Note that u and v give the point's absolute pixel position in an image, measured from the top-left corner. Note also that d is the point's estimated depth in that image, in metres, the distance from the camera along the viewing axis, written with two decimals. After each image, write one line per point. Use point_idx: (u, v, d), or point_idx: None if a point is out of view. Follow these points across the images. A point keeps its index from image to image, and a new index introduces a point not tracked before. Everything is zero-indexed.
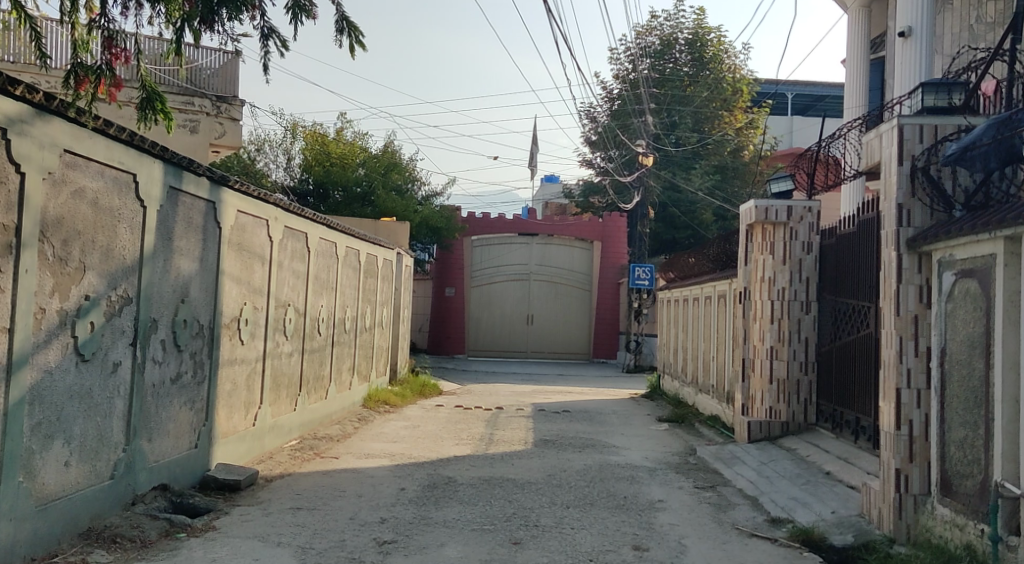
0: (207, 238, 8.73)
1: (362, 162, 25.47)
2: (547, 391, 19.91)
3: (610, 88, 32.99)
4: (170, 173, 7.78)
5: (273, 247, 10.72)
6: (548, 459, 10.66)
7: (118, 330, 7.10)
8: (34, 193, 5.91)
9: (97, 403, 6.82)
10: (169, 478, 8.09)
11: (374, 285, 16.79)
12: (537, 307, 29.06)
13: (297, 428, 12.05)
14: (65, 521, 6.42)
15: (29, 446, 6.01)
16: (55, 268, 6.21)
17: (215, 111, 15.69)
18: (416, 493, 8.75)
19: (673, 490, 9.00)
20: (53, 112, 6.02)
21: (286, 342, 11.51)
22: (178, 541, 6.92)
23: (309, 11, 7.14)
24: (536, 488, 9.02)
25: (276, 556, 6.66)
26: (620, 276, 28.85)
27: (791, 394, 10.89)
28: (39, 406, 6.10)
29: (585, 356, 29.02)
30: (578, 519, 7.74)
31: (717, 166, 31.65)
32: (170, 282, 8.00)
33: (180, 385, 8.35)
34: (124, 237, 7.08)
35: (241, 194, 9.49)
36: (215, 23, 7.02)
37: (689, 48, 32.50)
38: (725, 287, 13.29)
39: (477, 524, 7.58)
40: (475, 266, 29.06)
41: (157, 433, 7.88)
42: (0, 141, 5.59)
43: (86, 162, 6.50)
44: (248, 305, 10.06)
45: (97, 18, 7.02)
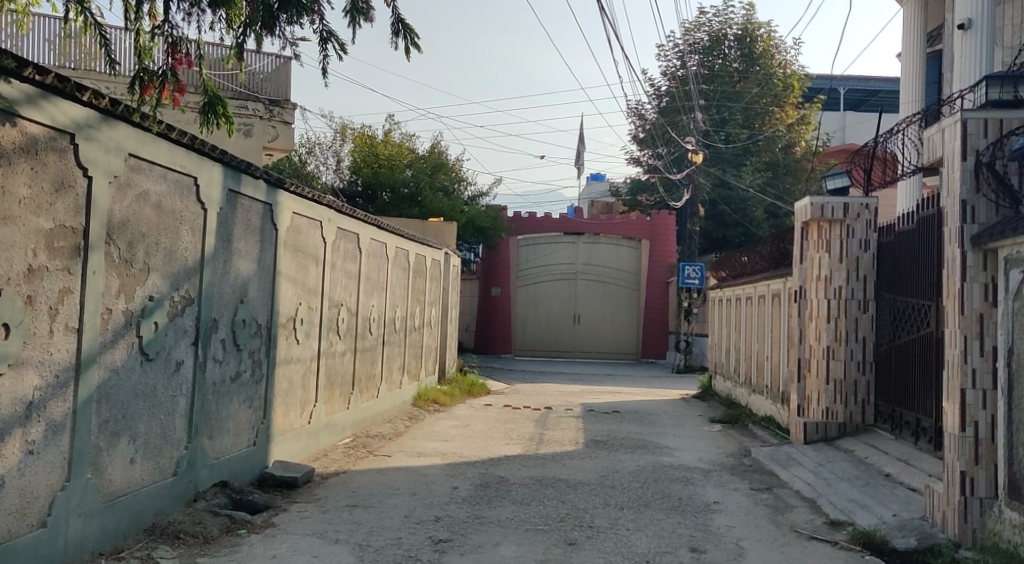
0: (265, 239, 8.88)
1: (410, 164, 25.75)
2: (596, 392, 19.80)
3: (659, 85, 32.90)
4: (229, 177, 7.91)
5: (327, 248, 10.86)
6: (600, 460, 10.66)
7: (180, 330, 7.25)
8: (100, 196, 6.04)
9: (161, 401, 6.97)
10: (228, 475, 8.24)
11: (423, 285, 16.91)
12: (584, 306, 29.03)
13: (351, 425, 12.19)
14: (131, 516, 6.58)
15: (96, 442, 6.16)
16: (121, 270, 6.36)
17: (268, 114, 15.93)
18: (470, 493, 8.79)
19: (729, 492, 8.96)
20: (119, 117, 6.15)
21: (339, 341, 11.63)
22: (240, 537, 7.04)
23: (368, 13, 6.92)
24: (590, 488, 9.02)
25: (335, 553, 6.75)
26: (669, 275, 28.71)
27: (847, 394, 10.76)
28: (106, 404, 6.25)
29: (634, 356, 28.90)
30: (633, 521, 7.73)
31: (768, 162, 31.28)
32: (229, 283, 8.15)
33: (239, 384, 8.49)
34: (186, 240, 7.23)
35: (297, 195, 9.65)
36: (277, 29, 6.76)
37: (739, 44, 32.25)
38: (779, 286, 13.17)
39: (532, 523, 7.61)
40: (521, 266, 29.09)
41: (217, 431, 8.03)
42: (69, 146, 5.71)
43: (150, 166, 6.65)
44: (303, 304, 10.21)
45: (158, 25, 6.95)
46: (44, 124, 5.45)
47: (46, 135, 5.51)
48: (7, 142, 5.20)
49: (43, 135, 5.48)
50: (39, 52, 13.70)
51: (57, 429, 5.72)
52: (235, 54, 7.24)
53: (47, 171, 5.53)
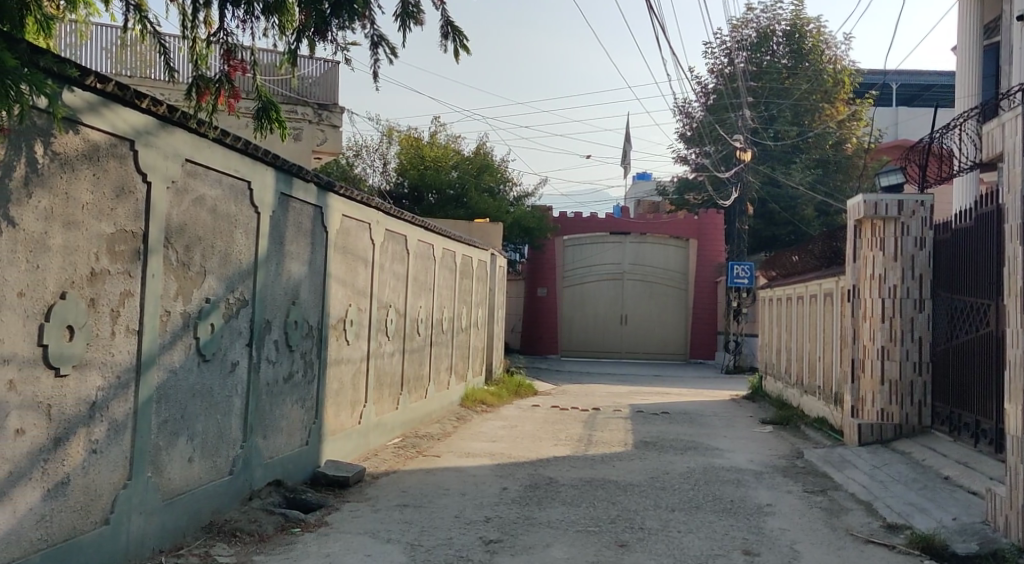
0: (316, 241, 9.00)
1: (456, 165, 25.91)
2: (645, 393, 19.71)
3: (706, 82, 32.73)
4: (281, 180, 8.04)
5: (376, 250, 10.98)
6: (650, 461, 10.65)
7: (236, 332, 7.39)
8: (159, 201, 6.16)
9: (217, 401, 7.10)
10: (282, 475, 8.36)
11: (470, 287, 17.00)
12: (631, 307, 28.94)
13: (400, 425, 12.29)
14: (189, 515, 6.71)
15: (157, 442, 6.29)
16: (178, 273, 6.50)
17: (317, 118, 16.12)
18: (519, 493, 8.84)
19: (782, 494, 8.89)
20: (176, 123, 6.26)
21: (387, 342, 11.73)
22: (294, 536, 7.15)
23: (418, 18, 6.75)
24: (640, 490, 9.02)
25: (388, 552, 6.83)
26: (717, 274, 28.53)
27: (903, 395, 10.61)
28: (165, 404, 6.39)
29: (682, 357, 28.77)
30: (684, 523, 7.71)
31: (819, 159, 30.93)
32: (282, 284, 8.28)
33: (292, 384, 8.62)
34: (240, 243, 7.36)
35: (346, 198, 9.78)
36: (329, 33, 6.64)
37: (787, 40, 32.03)
38: (832, 285, 13.03)
39: (582, 525, 7.63)
40: (568, 266, 29.05)
41: (271, 430, 8.15)
42: (129, 152, 5.82)
43: (206, 171, 6.78)
44: (353, 306, 10.33)
45: (215, 32, 6.99)
46: (105, 131, 5.54)
47: (107, 142, 5.60)
48: (71, 149, 5.29)
49: (105, 142, 5.58)
50: (98, 60, 13.96)
51: (119, 428, 5.85)
52: (289, 59, 7.29)
53: (108, 177, 5.62)
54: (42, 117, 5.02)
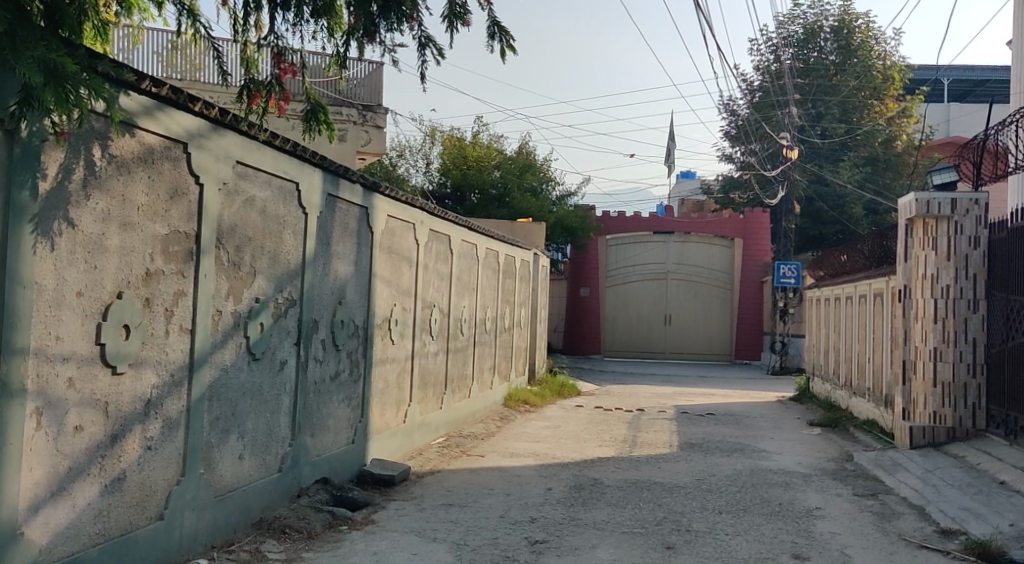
0: (362, 241, 9.09)
1: (498, 165, 25.97)
2: (689, 394, 19.61)
3: (752, 80, 32.49)
4: (329, 181, 8.14)
5: (420, 250, 11.05)
6: (696, 463, 10.61)
7: (284, 331, 7.50)
8: (211, 203, 6.27)
9: (267, 399, 7.20)
10: (329, 472, 8.46)
11: (514, 287, 17.04)
12: (675, 307, 28.79)
13: (444, 425, 12.36)
14: (240, 512, 6.82)
15: (208, 439, 6.40)
16: (230, 273, 6.61)
17: (362, 119, 16.28)
18: (564, 494, 8.86)
19: (832, 498, 8.81)
20: (227, 126, 6.36)
21: (431, 342, 11.79)
22: (342, 533, 7.24)
23: (466, 18, 6.54)
24: (687, 492, 8.98)
25: (434, 551, 6.88)
26: (763, 274, 28.30)
27: (957, 398, 10.45)
28: (217, 402, 6.50)
29: (727, 357, 28.59)
30: (733, 526, 7.68)
31: (868, 157, 30.53)
32: (329, 284, 8.38)
33: (338, 383, 8.72)
34: (289, 243, 7.45)
35: (391, 198, 9.86)
36: (378, 36, 6.61)
37: (835, 36, 31.67)
38: (882, 285, 12.87)
39: (629, 527, 7.62)
40: (611, 266, 28.98)
41: (319, 428, 8.25)
42: (182, 154, 5.92)
43: (255, 172, 6.88)
44: (398, 305, 10.42)
45: (265, 35, 6.89)
46: (159, 134, 5.63)
47: (161, 145, 5.70)
48: (126, 152, 5.38)
49: (159, 144, 5.68)
50: (149, 64, 14.20)
51: (172, 425, 5.96)
52: (338, 61, 7.29)
53: (163, 180, 5.73)
54: (100, 120, 5.10)
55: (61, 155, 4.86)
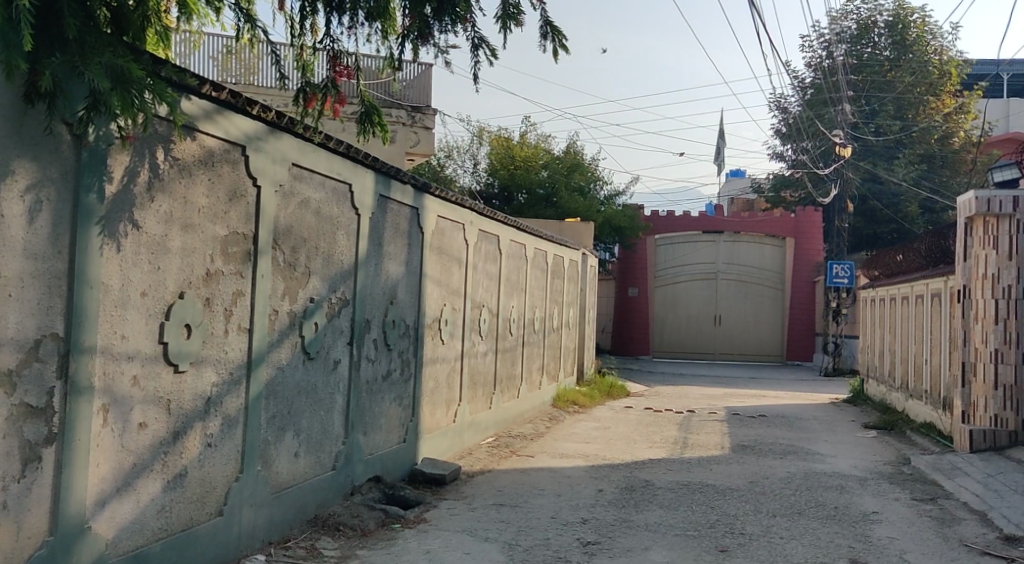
0: (413, 242, 9.17)
1: (546, 164, 26.01)
2: (739, 395, 19.47)
3: (803, 77, 32.17)
4: (380, 182, 8.22)
5: (469, 250, 11.11)
6: (748, 465, 10.55)
7: (338, 330, 7.60)
8: (268, 204, 6.37)
9: (321, 399, 7.31)
10: (381, 470, 8.56)
11: (562, 287, 17.08)
12: (726, 307, 28.54)
13: (493, 425, 12.43)
14: (296, 509, 6.92)
15: (266, 437, 6.51)
16: (286, 274, 6.72)
17: (411, 120, 16.41)
18: (615, 495, 8.85)
19: (889, 502, 8.70)
20: (283, 129, 6.46)
21: (481, 342, 11.85)
22: (394, 532, 7.31)
23: (519, 19, 6.49)
24: (740, 494, 8.92)
25: (486, 551, 6.93)
26: (816, 273, 28.01)
27: (1019, 401, 10.27)
28: (273, 400, 6.61)
29: (778, 358, 28.33)
30: (787, 529, 7.63)
31: (924, 154, 30.08)
32: (381, 284, 8.47)
33: (390, 382, 8.80)
34: (342, 244, 7.55)
35: (441, 199, 9.93)
36: (432, 38, 6.68)
37: (889, 31, 31.21)
38: (939, 286, 12.67)
39: (681, 529, 7.60)
40: (660, 265, 28.81)
41: (371, 427, 8.34)
42: (241, 157, 6.03)
43: (311, 174, 6.98)
44: (448, 305, 10.49)
45: (321, 39, 6.88)
46: (218, 137, 5.74)
47: (221, 148, 5.81)
48: (188, 156, 5.49)
49: (219, 148, 5.79)
50: (203, 68, 14.44)
51: (232, 423, 6.08)
52: (390, 62, 7.34)
53: (222, 182, 5.84)
54: (163, 125, 5.21)
55: (126, 158, 4.96)
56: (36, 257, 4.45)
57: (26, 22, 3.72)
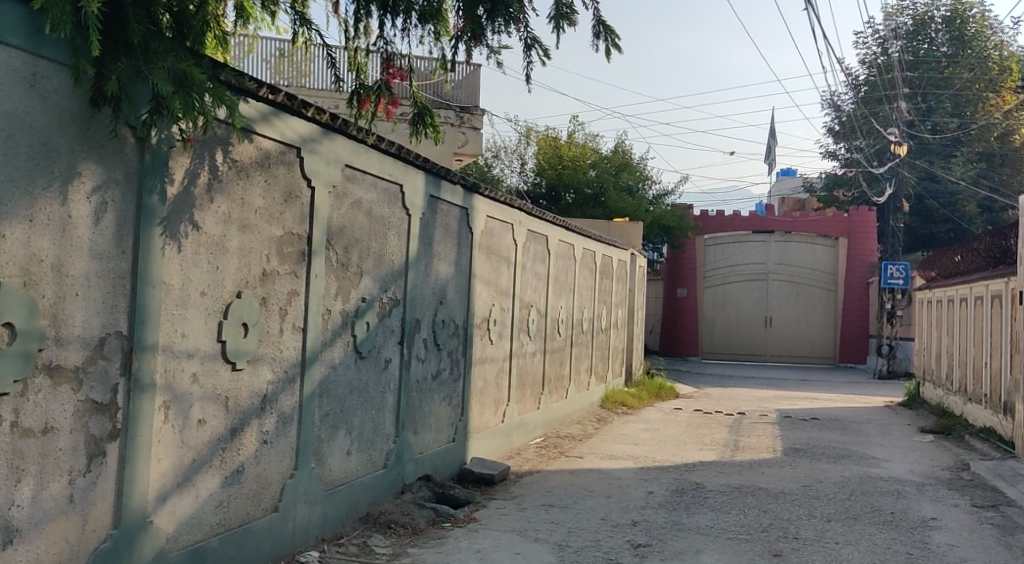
0: (462, 242, 9.22)
1: (594, 164, 25.96)
2: (791, 397, 19.27)
3: (858, 74, 31.73)
4: (431, 183, 8.29)
5: (518, 250, 11.15)
6: (801, 468, 10.45)
7: (388, 330, 7.67)
8: (322, 205, 6.46)
9: (372, 397, 7.38)
10: (431, 469, 8.62)
11: (610, 287, 17.03)
12: (777, 308, 28.25)
13: (542, 425, 12.46)
14: (348, 507, 7.00)
15: (319, 434, 6.60)
16: (339, 273, 6.80)
17: (459, 121, 16.49)
18: (666, 498, 8.83)
19: (948, 508, 8.57)
20: (337, 131, 6.54)
21: (529, 342, 11.88)
22: (445, 530, 7.36)
23: (572, 19, 6.49)
24: (793, 499, 8.84)
25: (536, 551, 6.95)
26: (869, 274, 27.62)
27: None
28: (326, 398, 6.69)
29: (830, 361, 27.99)
30: (843, 535, 7.54)
31: (982, 153, 29.56)
32: (430, 284, 8.52)
33: (440, 382, 8.86)
34: (393, 244, 7.62)
35: (491, 199, 9.98)
36: (484, 39, 6.65)
37: (947, 26, 30.73)
38: (1000, 286, 12.44)
39: (734, 532, 7.56)
40: (709, 265, 28.64)
41: (421, 426, 8.41)
42: (295, 158, 6.12)
43: (363, 175, 7.06)
44: (497, 305, 10.54)
45: (374, 41, 6.93)
46: (275, 140, 5.84)
47: (277, 150, 5.90)
48: (246, 158, 5.59)
49: (275, 150, 5.88)
50: (256, 71, 14.62)
51: (286, 421, 6.17)
52: (443, 64, 7.36)
53: (278, 183, 5.93)
54: (222, 127, 5.31)
55: (186, 160, 5.07)
56: (102, 258, 4.55)
57: (95, 29, 3.81)
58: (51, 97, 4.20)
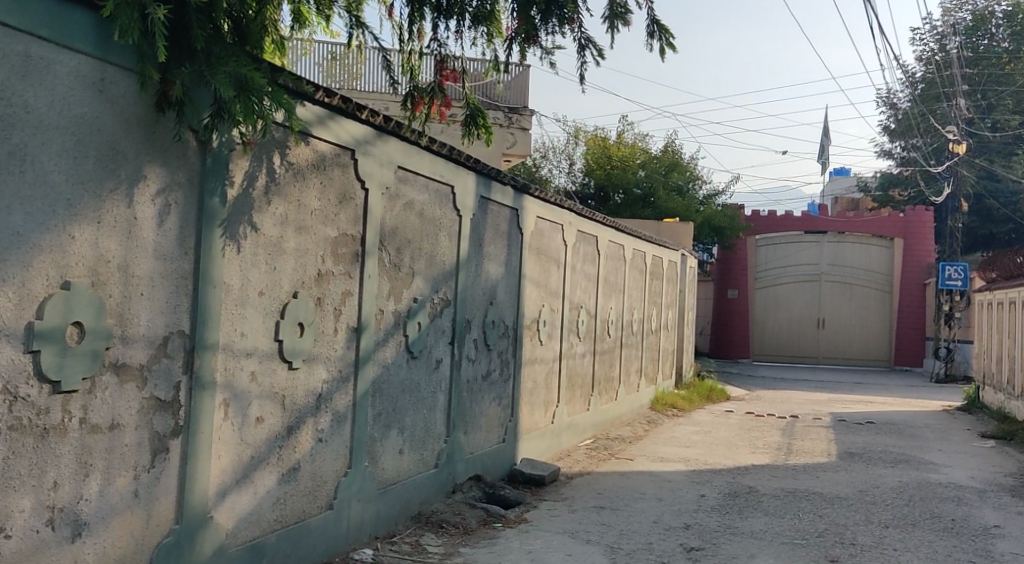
0: (512, 243, 9.27)
1: (643, 164, 25.89)
2: (846, 400, 19.02)
3: (915, 71, 31.24)
4: (482, 184, 8.34)
5: (568, 251, 11.16)
6: (857, 473, 10.32)
7: (439, 330, 7.73)
8: (376, 207, 6.53)
9: (424, 397, 7.44)
10: (482, 469, 8.67)
11: (660, 288, 16.96)
12: (830, 310, 27.90)
13: (591, 427, 12.46)
14: (400, 505, 7.07)
15: (372, 433, 6.67)
16: (391, 273, 6.87)
17: (508, 121, 16.56)
18: (719, 501, 8.78)
19: (1010, 516, 8.41)
20: (390, 133, 6.61)
21: (579, 343, 11.88)
22: (496, 531, 7.40)
23: (626, 19, 6.49)
24: (849, 504, 8.73)
25: (588, 553, 6.95)
26: (926, 276, 27.17)
27: None
28: (379, 398, 6.77)
29: (885, 364, 27.57)
30: (901, 541, 7.45)
31: None
32: (481, 285, 8.57)
33: (490, 382, 8.91)
34: (444, 245, 7.68)
35: (541, 200, 10.01)
36: (538, 40, 6.66)
37: (1008, 22, 30.14)
38: None
39: (789, 537, 7.50)
40: (761, 266, 28.38)
41: (472, 426, 8.46)
42: (350, 160, 6.19)
43: (415, 176, 7.12)
44: (547, 306, 10.56)
45: (428, 43, 6.98)
46: (330, 142, 5.92)
47: (332, 152, 5.98)
48: (302, 161, 5.68)
49: (331, 152, 5.96)
50: (308, 74, 14.77)
51: (341, 419, 6.25)
52: (496, 66, 7.38)
53: (333, 185, 6.01)
54: (280, 130, 5.41)
55: (246, 163, 5.17)
56: (165, 259, 4.65)
57: (162, 35, 3.91)
58: (118, 101, 4.30)
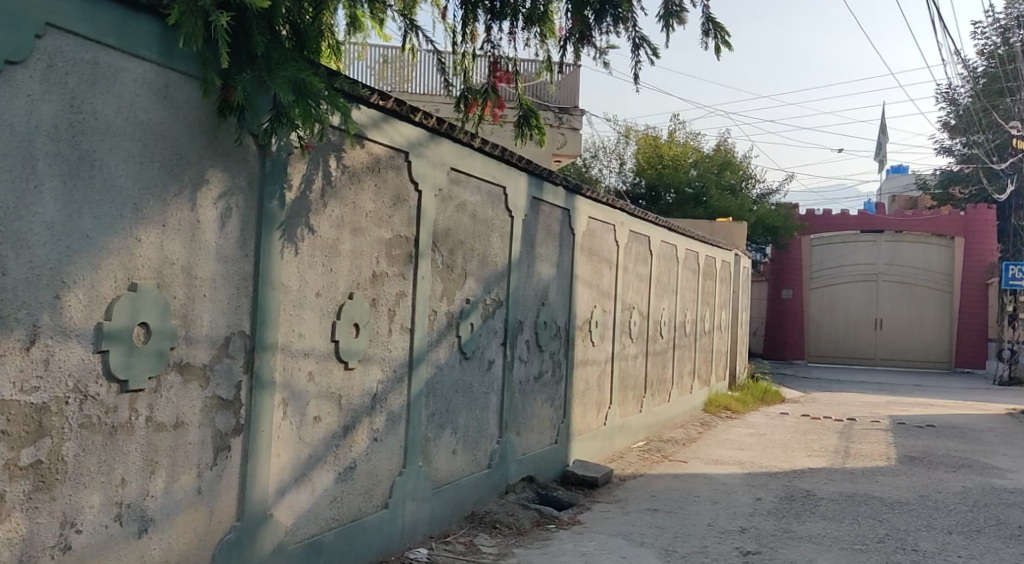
0: (564, 244, 9.28)
1: (695, 163, 25.77)
2: (904, 403, 18.71)
3: (977, 66, 30.59)
4: (533, 185, 8.36)
5: (620, 251, 11.12)
6: (918, 477, 10.14)
7: (492, 331, 7.77)
8: (429, 208, 6.59)
9: (476, 397, 7.49)
10: (534, 470, 8.70)
11: (713, 288, 16.84)
12: (887, 310, 27.45)
13: (644, 428, 12.42)
14: (454, 505, 7.13)
15: (426, 433, 6.73)
16: (444, 275, 6.93)
17: (558, 122, 16.56)
18: (775, 505, 8.70)
19: None
20: (443, 134, 6.66)
21: (631, 344, 11.86)
22: (549, 532, 7.42)
23: (682, 17, 6.47)
24: (909, 509, 8.59)
25: (642, 555, 6.94)
26: (988, 275, 26.42)
27: None
28: (433, 398, 6.83)
29: (945, 366, 27.02)
30: (965, 548, 7.33)
31: None
32: (533, 285, 8.60)
33: (542, 383, 8.92)
34: (496, 246, 7.72)
35: (592, 200, 9.98)
36: (592, 40, 6.67)
37: None
38: None
39: (847, 543, 7.41)
40: (816, 266, 28.10)
41: (524, 427, 8.48)
42: (403, 162, 6.25)
43: (468, 178, 7.17)
44: (599, 307, 10.55)
45: (480, 45, 7.02)
46: (385, 144, 5.98)
47: (387, 154, 6.05)
48: (357, 163, 5.75)
49: (385, 154, 6.03)
50: (360, 76, 14.91)
51: (395, 419, 6.32)
52: (548, 66, 7.41)
53: (387, 187, 6.07)
54: (336, 133, 5.49)
55: (303, 167, 5.25)
56: (226, 260, 4.75)
57: (225, 43, 4.00)
58: (181, 107, 4.40)
